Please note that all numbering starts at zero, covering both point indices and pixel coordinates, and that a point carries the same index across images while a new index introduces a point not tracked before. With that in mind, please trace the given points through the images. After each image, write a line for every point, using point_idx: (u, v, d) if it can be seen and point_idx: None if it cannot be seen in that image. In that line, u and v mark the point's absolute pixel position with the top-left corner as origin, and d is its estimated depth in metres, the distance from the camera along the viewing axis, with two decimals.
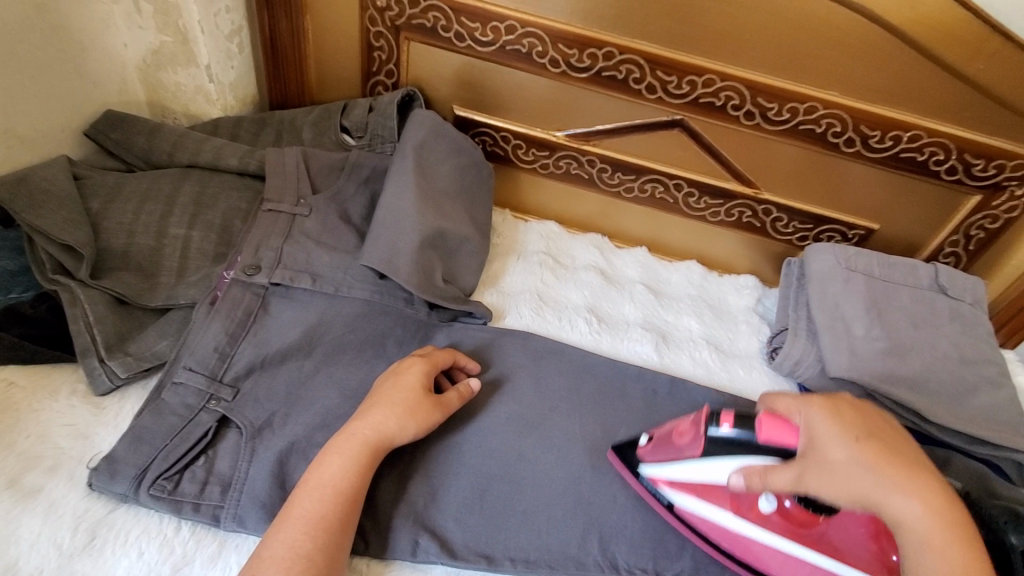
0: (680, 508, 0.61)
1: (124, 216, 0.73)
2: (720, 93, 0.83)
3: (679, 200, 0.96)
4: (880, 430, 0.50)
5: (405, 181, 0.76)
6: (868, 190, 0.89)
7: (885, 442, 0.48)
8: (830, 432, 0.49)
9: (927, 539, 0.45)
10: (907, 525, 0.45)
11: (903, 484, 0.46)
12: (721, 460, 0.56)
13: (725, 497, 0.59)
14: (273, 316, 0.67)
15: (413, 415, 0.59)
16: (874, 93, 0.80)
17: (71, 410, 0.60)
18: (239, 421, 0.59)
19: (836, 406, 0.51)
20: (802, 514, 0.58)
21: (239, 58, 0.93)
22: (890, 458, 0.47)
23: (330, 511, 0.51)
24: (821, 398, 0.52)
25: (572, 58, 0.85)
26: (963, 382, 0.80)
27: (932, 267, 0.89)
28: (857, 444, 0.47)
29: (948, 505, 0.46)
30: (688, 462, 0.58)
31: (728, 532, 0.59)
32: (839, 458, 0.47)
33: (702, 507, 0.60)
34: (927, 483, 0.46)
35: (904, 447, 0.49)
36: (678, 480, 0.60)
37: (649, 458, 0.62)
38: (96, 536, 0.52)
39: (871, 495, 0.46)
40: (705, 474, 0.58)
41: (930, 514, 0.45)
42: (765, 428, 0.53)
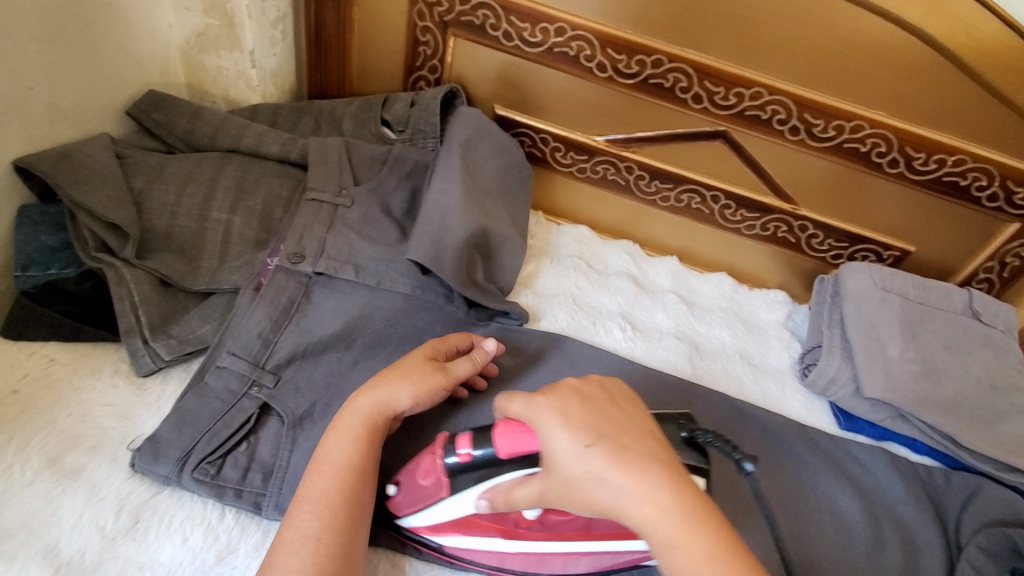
0: (452, 547, 0.56)
1: (166, 197, 0.73)
2: (767, 107, 0.83)
3: (715, 211, 0.96)
4: (609, 424, 0.46)
5: (450, 177, 0.75)
6: (907, 211, 0.88)
7: (618, 440, 0.45)
8: (564, 434, 0.45)
9: (666, 540, 0.41)
10: (645, 529, 0.42)
11: (618, 482, 0.43)
12: (467, 490, 0.53)
13: (485, 520, 0.56)
14: (315, 305, 0.67)
15: (410, 377, 0.57)
16: (921, 115, 0.80)
17: (113, 390, 0.59)
18: (282, 410, 0.59)
19: (567, 404, 0.47)
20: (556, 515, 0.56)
21: (282, 45, 0.93)
22: (619, 458, 0.43)
23: (342, 494, 0.49)
24: (558, 394, 0.48)
25: (620, 64, 0.85)
26: (995, 408, 0.80)
27: (966, 292, 0.88)
28: (588, 449, 0.44)
29: (694, 503, 0.42)
30: (438, 502, 0.54)
31: (492, 554, 0.57)
32: (575, 468, 0.44)
33: (471, 540, 0.56)
34: (655, 479, 0.43)
35: (628, 439, 0.45)
36: (439, 522, 0.55)
37: (405, 509, 0.55)
38: (140, 519, 0.51)
39: (600, 499, 0.43)
40: (462, 507, 0.54)
41: (660, 513, 0.42)
42: (501, 443, 0.50)
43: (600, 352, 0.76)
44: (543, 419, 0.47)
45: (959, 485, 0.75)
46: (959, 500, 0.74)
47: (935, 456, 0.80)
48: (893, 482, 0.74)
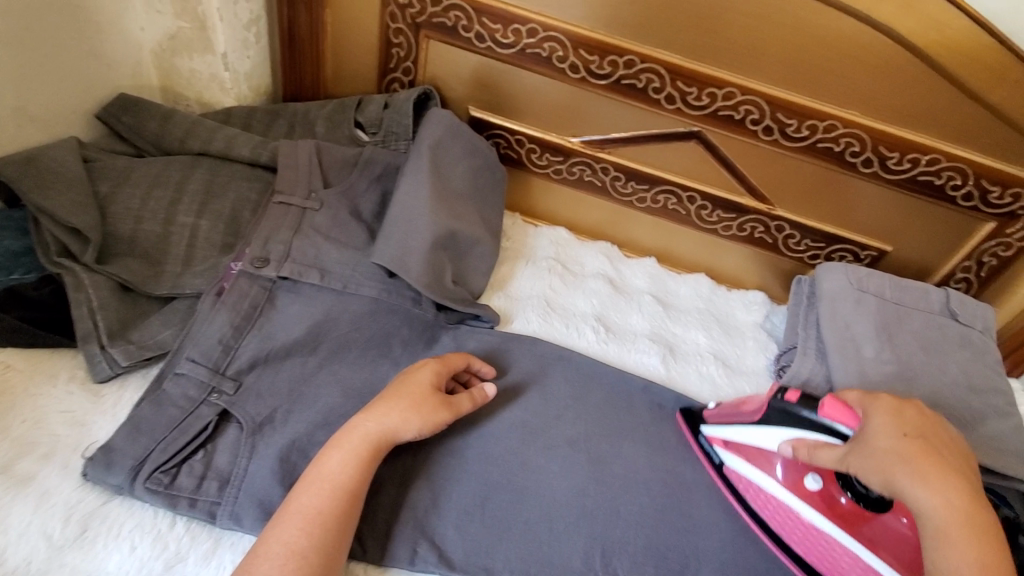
0: (730, 469, 0.66)
1: (132, 201, 0.72)
2: (740, 107, 0.82)
3: (692, 212, 0.95)
4: (925, 436, 0.55)
5: (418, 179, 0.75)
6: (883, 211, 0.88)
7: (930, 439, 0.54)
8: (881, 428, 0.54)
9: (925, 518, 0.50)
10: (927, 517, 0.50)
11: (932, 481, 0.50)
12: (775, 427, 0.62)
13: (773, 462, 0.64)
14: (279, 310, 0.66)
15: (418, 409, 0.58)
16: (894, 114, 0.79)
17: (69, 397, 0.58)
18: (240, 416, 0.58)
19: (885, 405, 0.57)
20: (852, 509, 0.60)
21: (255, 48, 0.92)
22: (927, 457, 0.52)
23: (331, 511, 0.50)
24: (887, 397, 0.58)
25: (593, 64, 0.84)
26: (970, 410, 0.79)
27: (943, 292, 0.88)
28: (904, 437, 0.53)
29: (971, 512, 0.50)
30: (744, 428, 0.64)
31: (753, 488, 0.64)
32: (883, 446, 0.53)
33: (751, 471, 0.65)
34: (956, 486, 0.51)
35: (942, 454, 0.53)
36: (732, 441, 0.66)
37: (713, 420, 0.68)
38: (88, 529, 0.50)
39: (895, 482, 0.51)
40: (763, 441, 0.63)
41: (950, 511, 0.49)
42: (827, 406, 0.58)
43: (572, 355, 0.75)
44: (876, 408, 0.56)
45: None
46: None
47: None
48: None
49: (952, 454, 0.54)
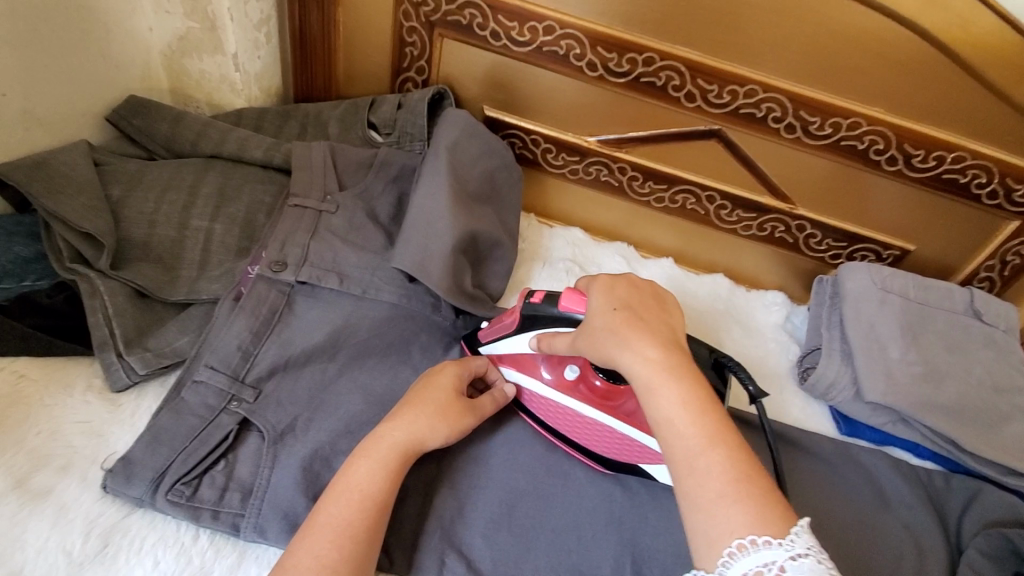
0: (511, 383, 0.66)
1: (145, 205, 0.71)
2: (761, 104, 0.81)
3: (710, 211, 0.93)
4: (639, 303, 0.54)
5: (435, 180, 0.73)
6: (907, 210, 0.86)
7: (641, 312, 0.53)
8: (596, 305, 0.54)
9: (646, 384, 0.47)
10: (633, 373, 0.48)
11: (627, 341, 0.49)
12: (527, 331, 0.62)
13: (538, 365, 0.65)
14: (297, 315, 0.65)
15: (445, 417, 0.57)
16: (919, 112, 0.78)
17: (86, 406, 0.57)
18: (261, 425, 0.57)
19: (613, 284, 0.56)
20: (606, 387, 0.63)
21: (266, 48, 0.91)
22: (632, 323, 0.50)
23: (358, 523, 0.48)
24: (607, 277, 0.57)
25: (611, 62, 0.83)
26: (997, 410, 0.78)
27: (967, 292, 0.86)
28: (614, 311, 0.52)
29: (674, 359, 0.48)
30: (506, 338, 0.64)
31: (528, 394, 0.65)
32: (599, 325, 0.52)
33: (523, 377, 0.65)
34: (653, 338, 0.49)
35: (647, 314, 0.52)
36: (504, 354, 0.66)
37: (485, 338, 0.67)
38: (110, 543, 0.49)
39: (608, 352, 0.50)
40: (522, 348, 0.64)
41: (653, 364, 0.47)
42: (565, 298, 0.58)
43: None
44: (592, 287, 0.56)
45: (958, 489, 0.73)
46: (959, 505, 0.72)
47: (938, 460, 0.79)
48: (895, 485, 0.73)
49: (659, 316, 0.53)
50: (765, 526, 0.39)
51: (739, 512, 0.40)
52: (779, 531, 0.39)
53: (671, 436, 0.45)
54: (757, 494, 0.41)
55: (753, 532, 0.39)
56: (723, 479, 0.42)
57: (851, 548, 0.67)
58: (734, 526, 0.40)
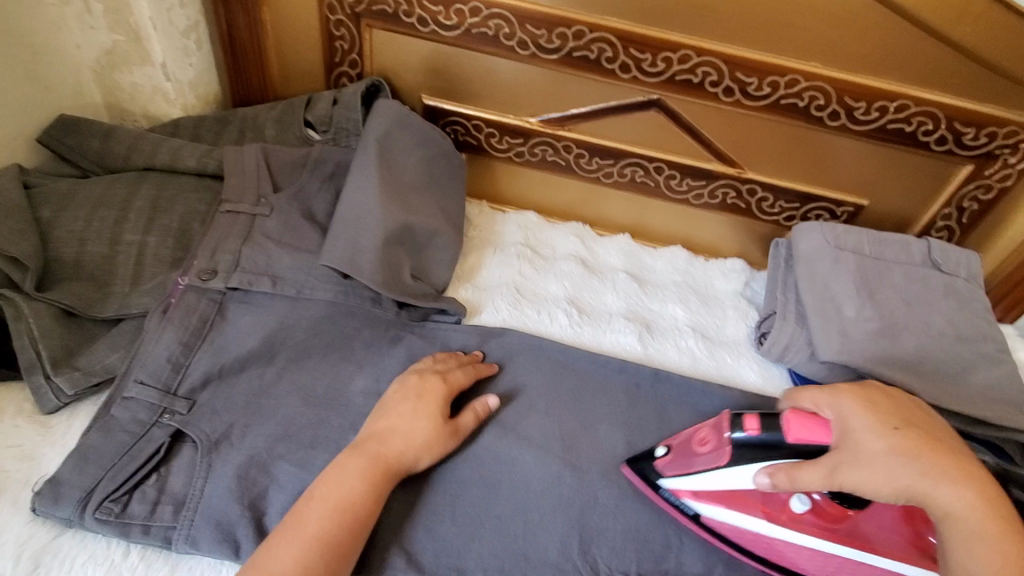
0: (708, 518, 0.59)
1: (75, 224, 0.70)
2: (697, 69, 0.79)
3: (660, 183, 0.92)
4: (919, 422, 0.54)
5: (367, 174, 0.72)
6: (856, 163, 0.85)
7: (922, 431, 0.52)
8: (869, 425, 0.52)
9: (967, 527, 0.48)
10: (953, 513, 0.48)
11: (947, 478, 0.49)
12: (745, 466, 0.56)
13: (753, 502, 0.58)
14: (231, 322, 0.64)
15: (430, 447, 0.58)
16: (857, 62, 0.76)
17: (16, 431, 0.57)
18: (194, 435, 0.57)
19: (867, 393, 0.55)
20: (834, 508, 0.58)
21: (197, 55, 0.90)
22: (935, 450, 0.50)
23: (328, 530, 0.49)
24: (852, 385, 0.56)
25: (541, 39, 0.81)
26: (960, 360, 0.77)
27: (925, 242, 0.85)
28: (898, 429, 0.52)
29: (989, 496, 0.49)
30: (713, 471, 0.57)
31: (740, 531, 0.59)
32: (877, 448, 0.50)
33: (733, 516, 0.58)
34: (969, 477, 0.49)
35: (943, 443, 0.52)
36: (704, 490, 0.59)
37: (670, 471, 0.60)
38: (40, 564, 0.49)
39: (915, 486, 0.49)
40: (729, 482, 0.57)
41: (974, 504, 0.48)
42: (793, 428, 0.53)
43: (544, 343, 0.73)
44: (847, 407, 0.53)
45: None
46: None
47: None
48: None
49: (936, 428, 0.54)
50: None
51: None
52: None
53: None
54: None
55: None
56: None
57: None
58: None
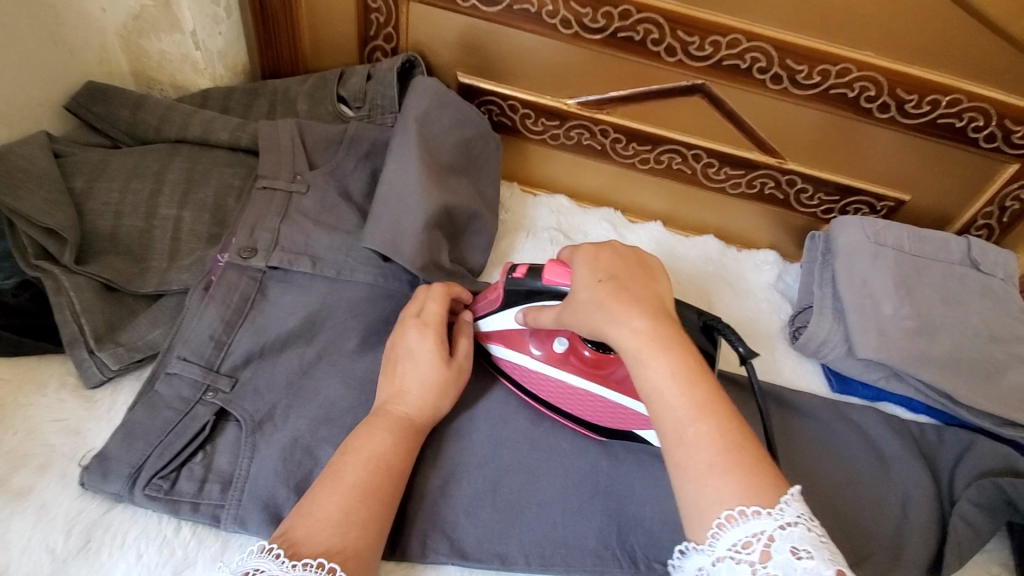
0: (502, 361, 0.65)
1: (110, 195, 0.69)
2: (746, 55, 0.77)
3: (697, 170, 0.90)
4: (628, 273, 0.53)
5: (407, 153, 0.71)
6: (900, 157, 0.83)
7: (625, 281, 0.52)
8: (581, 277, 0.53)
9: (635, 357, 0.47)
10: (622, 347, 0.48)
11: (618, 313, 0.49)
12: (511, 308, 0.61)
13: (527, 340, 0.64)
14: (271, 300, 0.64)
15: (442, 391, 0.59)
16: (912, 53, 0.74)
17: (61, 405, 0.57)
18: (238, 415, 0.56)
19: (597, 253, 0.55)
20: (596, 355, 0.62)
21: (227, 23, 0.87)
22: (619, 296, 0.50)
23: (367, 480, 0.50)
24: (588, 247, 0.56)
25: (586, 18, 0.78)
26: (994, 360, 0.76)
27: (965, 241, 0.83)
28: (599, 282, 0.52)
29: (662, 330, 0.48)
30: (493, 314, 0.63)
31: (520, 370, 0.65)
32: (584, 297, 0.52)
33: (514, 354, 0.64)
34: (641, 308, 0.49)
35: (635, 281, 0.52)
36: (493, 331, 0.65)
37: (474, 315, 0.66)
38: (92, 538, 0.50)
39: (596, 325, 0.50)
40: (510, 323, 0.63)
41: (639, 335, 0.47)
42: (547, 271, 0.56)
43: None
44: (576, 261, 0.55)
45: (951, 439, 0.72)
46: (952, 457, 0.71)
47: (933, 414, 0.77)
48: (887, 441, 0.72)
49: (650, 283, 0.53)
50: (754, 494, 0.41)
51: (729, 482, 0.42)
52: (767, 500, 0.41)
53: (661, 405, 0.46)
54: (747, 462, 0.42)
55: (742, 502, 0.41)
56: (712, 447, 0.43)
57: (843, 505, 0.66)
58: (723, 497, 0.41)
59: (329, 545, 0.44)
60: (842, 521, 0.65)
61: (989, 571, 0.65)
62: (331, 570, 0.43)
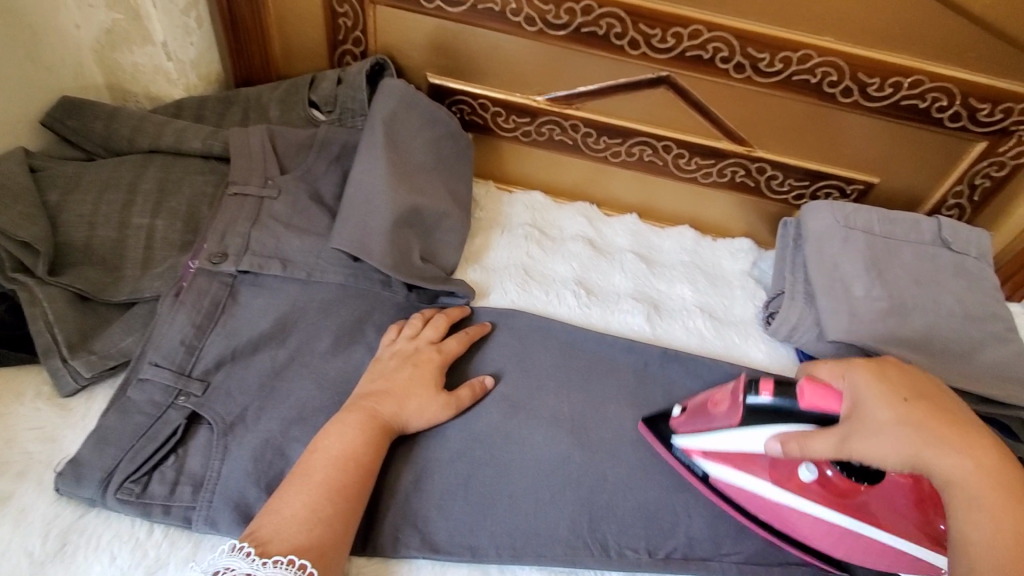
0: (717, 479, 0.61)
1: (84, 207, 0.70)
2: (708, 45, 0.78)
3: (669, 161, 0.91)
4: (929, 389, 0.50)
5: (375, 155, 0.72)
6: (867, 141, 0.84)
7: (937, 399, 0.49)
8: (873, 394, 0.49)
9: (971, 497, 0.45)
10: (947, 481, 0.46)
11: (954, 444, 0.46)
12: (758, 430, 0.55)
13: (762, 466, 0.58)
14: (242, 305, 0.64)
15: (423, 408, 0.60)
16: (871, 36, 0.74)
17: (36, 413, 0.58)
18: (210, 418, 0.57)
19: (881, 364, 0.52)
20: (843, 482, 0.57)
21: (197, 33, 0.88)
22: (934, 418, 0.47)
23: (334, 477, 0.51)
24: (863, 360, 0.53)
25: (549, 15, 0.79)
26: (967, 339, 0.77)
27: (935, 221, 0.84)
28: (907, 400, 0.48)
29: (994, 466, 0.46)
30: (721, 432, 0.58)
31: (740, 490, 0.60)
32: (874, 416, 0.48)
33: (740, 476, 0.59)
34: (974, 444, 0.46)
35: (949, 406, 0.49)
36: (711, 450, 0.60)
37: (683, 429, 0.62)
38: (67, 542, 0.50)
39: (919, 453, 0.47)
40: (744, 445, 0.57)
41: (975, 474, 0.45)
42: (807, 394, 0.52)
43: (557, 325, 0.73)
44: (856, 377, 0.51)
45: None
46: None
47: None
48: None
49: (950, 399, 0.50)
50: None
51: None
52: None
53: (974, 557, 0.44)
54: None
55: None
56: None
57: None
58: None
59: (298, 543, 0.46)
60: None
61: None
62: (302, 566, 0.45)
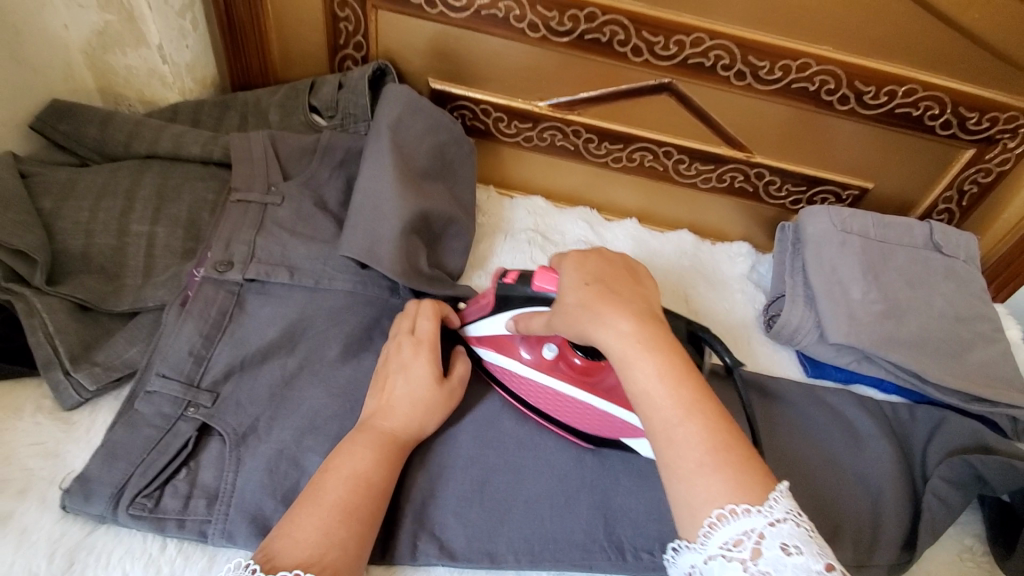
0: (489, 364, 0.67)
1: (81, 214, 0.68)
2: (709, 53, 0.79)
3: (669, 167, 0.92)
4: (608, 278, 0.53)
5: (379, 161, 0.71)
6: (862, 147, 0.86)
7: (610, 286, 0.52)
8: (569, 283, 0.53)
9: (624, 360, 0.48)
10: (612, 351, 0.49)
11: (607, 316, 0.49)
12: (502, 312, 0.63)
13: (516, 345, 0.65)
14: (249, 313, 0.63)
15: (431, 412, 0.59)
16: (868, 47, 0.76)
17: (38, 428, 0.56)
18: (221, 429, 0.56)
19: (582, 259, 0.55)
20: (586, 363, 0.63)
21: (193, 36, 0.86)
22: (605, 298, 0.50)
23: (350, 498, 0.49)
24: (576, 253, 0.56)
25: (552, 21, 0.80)
26: (959, 339, 0.79)
27: (926, 225, 0.87)
28: (586, 287, 0.52)
29: (650, 332, 0.49)
30: (484, 319, 0.65)
31: (515, 378, 0.65)
32: (571, 302, 0.52)
33: (504, 360, 0.65)
34: (630, 316, 0.49)
35: (622, 285, 0.53)
36: (483, 335, 0.66)
37: (469, 320, 0.67)
38: (77, 561, 0.49)
39: (585, 329, 0.50)
40: (500, 329, 0.64)
41: (628, 338, 0.48)
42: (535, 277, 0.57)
43: None
44: (564, 270, 0.55)
45: (923, 419, 0.75)
46: (925, 434, 0.74)
47: (902, 394, 0.80)
48: (861, 419, 0.75)
49: (640, 291, 0.53)
50: (744, 492, 0.42)
51: (718, 481, 0.43)
52: (757, 498, 0.42)
53: (650, 411, 0.47)
54: (735, 460, 0.44)
55: (736, 498, 0.42)
56: (701, 449, 0.44)
57: (822, 486, 0.68)
58: (711, 492, 0.43)
59: (302, 560, 0.44)
60: (820, 502, 0.67)
61: (962, 542, 0.68)
62: None
